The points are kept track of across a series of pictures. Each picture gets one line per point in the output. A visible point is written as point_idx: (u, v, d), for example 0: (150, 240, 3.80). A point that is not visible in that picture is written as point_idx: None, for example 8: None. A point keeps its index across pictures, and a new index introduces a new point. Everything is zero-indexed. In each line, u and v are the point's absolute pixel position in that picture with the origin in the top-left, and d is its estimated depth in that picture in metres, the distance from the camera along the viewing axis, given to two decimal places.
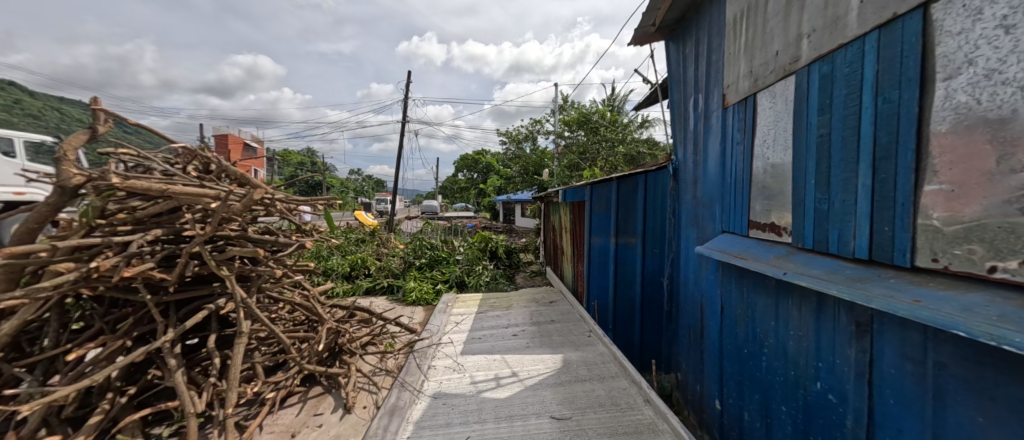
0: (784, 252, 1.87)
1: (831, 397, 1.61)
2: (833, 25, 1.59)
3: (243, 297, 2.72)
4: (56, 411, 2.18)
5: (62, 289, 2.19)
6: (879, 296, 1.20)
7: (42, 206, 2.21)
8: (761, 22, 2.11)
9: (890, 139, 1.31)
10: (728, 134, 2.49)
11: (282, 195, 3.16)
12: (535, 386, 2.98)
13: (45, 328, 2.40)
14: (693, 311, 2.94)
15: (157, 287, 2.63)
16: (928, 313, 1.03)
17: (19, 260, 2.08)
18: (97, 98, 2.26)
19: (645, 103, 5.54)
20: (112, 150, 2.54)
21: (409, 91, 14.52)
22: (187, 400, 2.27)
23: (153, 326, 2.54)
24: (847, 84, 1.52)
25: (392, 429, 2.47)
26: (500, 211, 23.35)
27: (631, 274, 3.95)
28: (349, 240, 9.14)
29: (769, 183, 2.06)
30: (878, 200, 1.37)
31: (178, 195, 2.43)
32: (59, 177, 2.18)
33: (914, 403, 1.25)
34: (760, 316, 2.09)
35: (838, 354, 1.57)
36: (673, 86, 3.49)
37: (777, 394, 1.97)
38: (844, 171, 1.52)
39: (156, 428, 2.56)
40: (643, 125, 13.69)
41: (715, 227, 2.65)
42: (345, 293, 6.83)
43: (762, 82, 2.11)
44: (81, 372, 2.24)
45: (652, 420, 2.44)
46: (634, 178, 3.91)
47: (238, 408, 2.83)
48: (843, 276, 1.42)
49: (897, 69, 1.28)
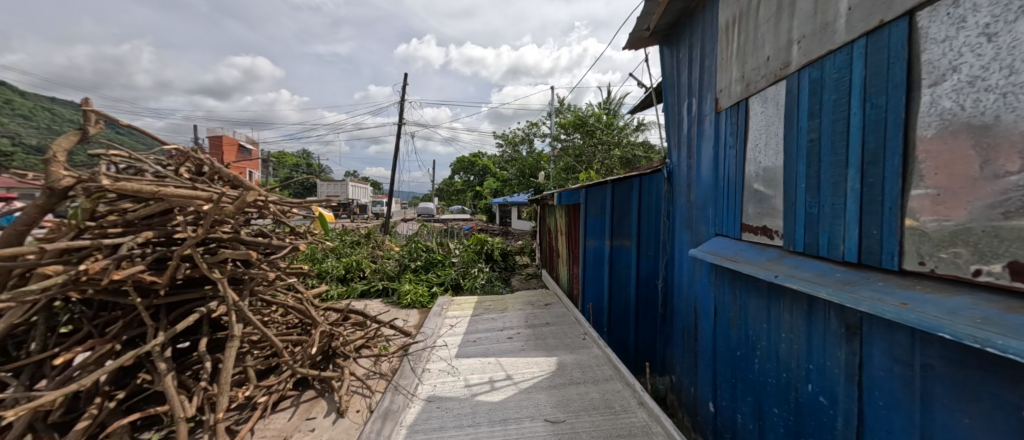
0: (776, 255, 1.89)
1: (822, 399, 1.62)
2: (822, 31, 1.62)
3: (235, 300, 2.70)
4: (42, 417, 2.14)
5: (50, 292, 2.16)
6: (867, 299, 1.21)
7: (31, 208, 2.17)
8: (753, 27, 2.13)
9: (879, 143, 1.33)
10: (721, 138, 2.51)
11: (275, 197, 3.15)
12: (529, 389, 2.97)
13: (32, 332, 2.35)
14: (687, 313, 2.95)
15: (148, 290, 2.59)
16: (915, 316, 1.04)
17: (7, 263, 2.05)
18: (89, 99, 2.24)
19: (641, 106, 5.59)
20: (102, 151, 2.51)
21: (404, 94, 14.64)
22: (177, 405, 2.24)
23: (143, 329, 2.51)
24: (836, 90, 1.54)
25: (385, 432, 2.46)
26: (495, 212, 23.46)
27: (626, 276, 3.97)
28: (344, 242, 9.10)
29: (761, 186, 2.07)
30: (867, 205, 1.38)
31: (169, 197, 2.42)
32: (48, 179, 2.14)
33: (903, 405, 1.26)
34: (753, 319, 2.11)
35: (828, 356, 1.59)
36: (667, 89, 3.52)
37: (770, 396, 1.98)
38: (834, 175, 1.55)
39: (144, 433, 2.53)
40: (637, 129, 13.84)
41: (709, 230, 2.66)
42: (339, 295, 6.82)
43: (754, 87, 2.12)
44: (69, 376, 2.20)
45: (646, 423, 2.44)
46: (629, 181, 3.93)
47: (229, 412, 2.80)
48: (833, 278, 1.44)
49: (885, 74, 1.30)
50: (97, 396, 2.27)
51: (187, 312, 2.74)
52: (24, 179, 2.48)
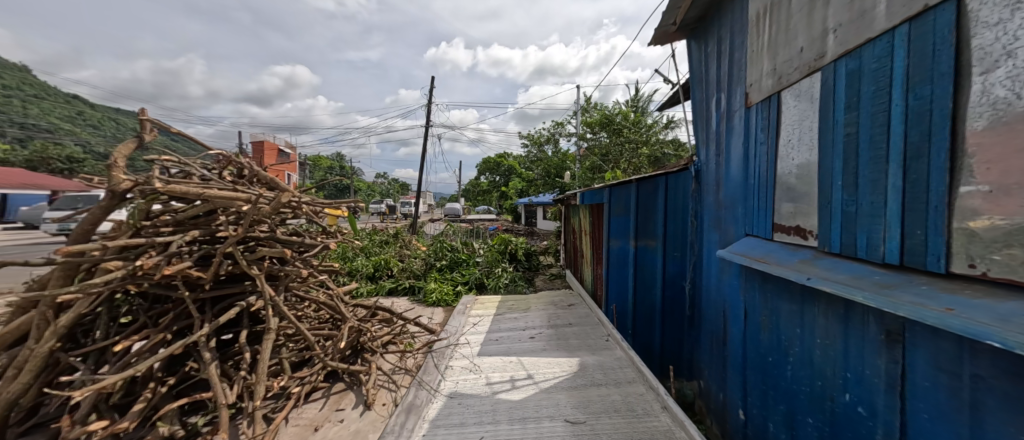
0: (809, 256, 1.79)
1: (860, 410, 1.53)
2: (860, 19, 1.52)
3: (271, 295, 2.85)
4: (105, 399, 2.35)
5: (112, 285, 2.38)
6: (907, 303, 1.13)
7: (96, 209, 2.38)
8: (784, 18, 2.03)
9: (922, 137, 1.24)
10: (752, 134, 2.41)
11: (308, 198, 3.32)
12: (550, 389, 2.97)
13: (97, 321, 2.59)
14: (715, 317, 2.85)
15: (195, 285, 2.80)
16: (959, 322, 0.97)
17: (76, 259, 2.27)
18: (145, 109, 2.46)
19: (669, 103, 5.45)
20: (156, 157, 2.72)
21: (430, 99, 15.15)
22: (220, 392, 2.40)
23: (190, 321, 2.71)
24: (874, 81, 1.45)
25: (408, 426, 2.52)
26: (520, 213, 23.55)
27: (651, 278, 3.87)
28: (373, 242, 9.38)
29: (794, 184, 1.97)
30: (909, 203, 1.29)
31: (214, 198, 2.59)
32: (110, 182, 2.35)
33: (951, 419, 1.17)
34: (785, 323, 2.01)
35: (867, 365, 1.49)
36: (694, 86, 3.41)
37: (803, 405, 1.88)
38: (873, 171, 1.45)
39: (192, 416, 2.73)
40: (667, 126, 13.43)
41: (738, 230, 2.56)
42: (368, 293, 7.07)
43: (786, 80, 2.03)
44: (127, 362, 2.42)
45: (668, 427, 2.38)
46: (654, 180, 3.84)
47: (267, 401, 2.97)
48: (870, 281, 1.35)
49: (928, 63, 1.22)
50: (151, 381, 2.47)
51: (229, 306, 2.94)
52: (90, 184, 2.74)
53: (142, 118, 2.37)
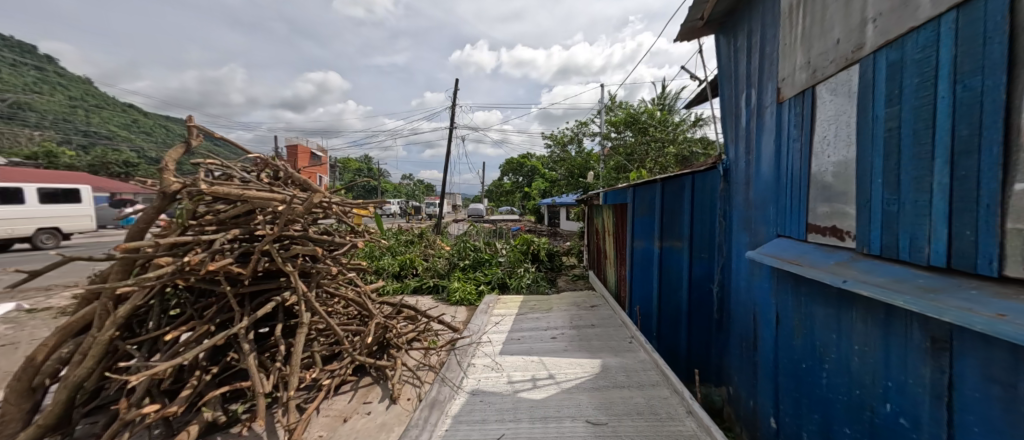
0: (846, 258, 1.70)
1: (903, 421, 1.44)
2: (903, 6, 1.44)
3: (304, 291, 3.00)
4: (157, 384, 2.54)
5: (163, 279, 2.57)
6: (953, 308, 1.06)
7: (150, 209, 2.59)
8: (819, 8, 1.94)
9: (972, 132, 1.16)
10: (784, 131, 2.31)
11: (337, 199, 3.46)
12: (571, 389, 2.96)
13: (150, 313, 2.81)
14: (745, 321, 2.75)
15: (235, 280, 2.98)
16: (1010, 328, 0.90)
17: (132, 255, 2.47)
18: (192, 116, 2.64)
19: (696, 100, 5.30)
20: (201, 161, 2.92)
21: (454, 101, 15.40)
22: (257, 381, 2.54)
23: (231, 314, 2.89)
24: (918, 72, 1.36)
25: (431, 421, 2.58)
26: (543, 213, 23.48)
27: (677, 279, 3.77)
28: (399, 242, 9.62)
29: (830, 182, 1.88)
30: (957, 201, 1.21)
31: (253, 198, 2.75)
32: (162, 184, 2.55)
33: (1004, 433, 1.09)
34: (820, 328, 1.92)
35: (910, 373, 1.41)
36: (723, 82, 3.30)
37: (840, 414, 1.79)
38: (916, 168, 1.37)
39: (232, 404, 2.91)
40: (696, 124, 13.01)
41: (769, 230, 2.46)
42: (394, 291, 7.26)
43: (821, 74, 1.94)
44: (176, 351, 2.61)
45: (694, 433, 2.32)
46: (680, 180, 3.75)
47: (300, 392, 3.12)
48: (913, 284, 1.27)
49: (979, 52, 1.14)
50: (197, 369, 2.66)
51: (265, 301, 3.11)
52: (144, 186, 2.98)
53: (189, 124, 2.56)
